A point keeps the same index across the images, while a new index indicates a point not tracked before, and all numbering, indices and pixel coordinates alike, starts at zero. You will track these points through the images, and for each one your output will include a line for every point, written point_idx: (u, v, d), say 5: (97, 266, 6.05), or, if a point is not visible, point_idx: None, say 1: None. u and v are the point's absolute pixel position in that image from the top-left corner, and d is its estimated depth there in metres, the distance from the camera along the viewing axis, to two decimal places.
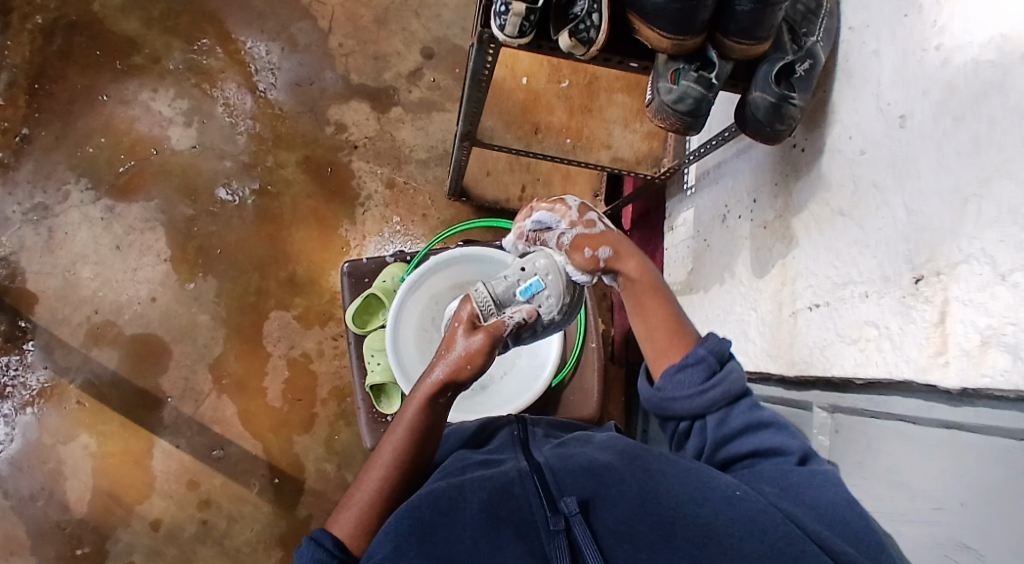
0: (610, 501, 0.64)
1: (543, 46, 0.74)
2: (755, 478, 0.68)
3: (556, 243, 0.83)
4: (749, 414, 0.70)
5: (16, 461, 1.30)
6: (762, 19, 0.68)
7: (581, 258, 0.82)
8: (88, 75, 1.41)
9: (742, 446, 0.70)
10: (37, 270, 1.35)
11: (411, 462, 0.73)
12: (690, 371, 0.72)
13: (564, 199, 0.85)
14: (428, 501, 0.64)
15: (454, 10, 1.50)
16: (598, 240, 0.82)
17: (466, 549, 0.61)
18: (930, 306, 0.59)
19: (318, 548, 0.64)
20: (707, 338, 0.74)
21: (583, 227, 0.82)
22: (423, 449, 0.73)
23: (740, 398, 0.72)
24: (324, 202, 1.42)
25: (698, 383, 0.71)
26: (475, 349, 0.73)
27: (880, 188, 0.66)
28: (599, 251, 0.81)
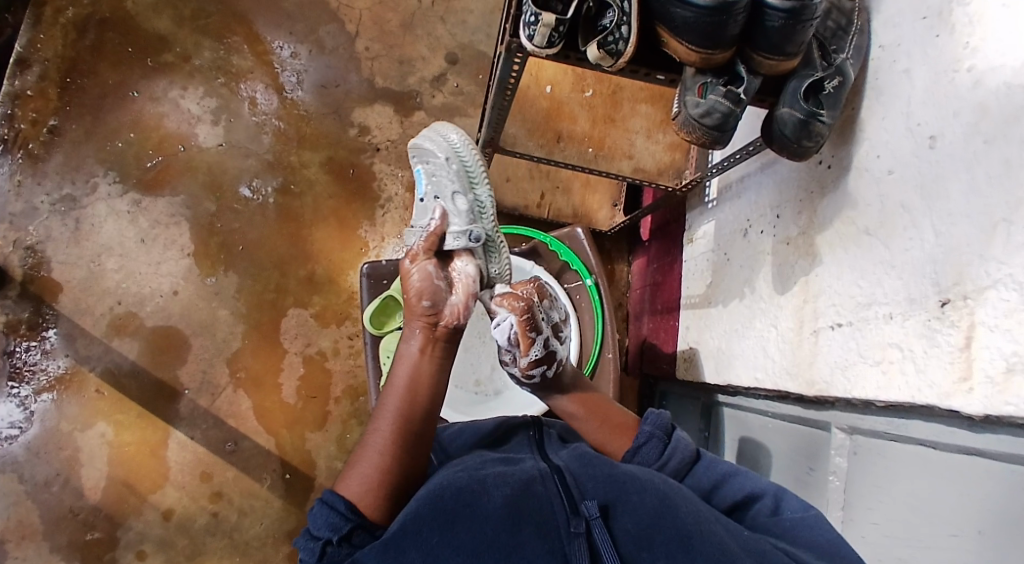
0: (631, 507, 0.65)
1: (571, 57, 0.75)
2: (739, 485, 0.71)
3: (500, 348, 0.84)
4: (710, 471, 0.73)
5: (33, 447, 1.32)
6: (793, 36, 0.68)
7: (517, 359, 0.83)
8: (120, 72, 1.44)
9: (726, 494, 0.71)
10: (62, 260, 1.38)
11: (410, 416, 0.73)
12: (645, 449, 0.75)
13: (525, 307, 0.81)
14: (451, 491, 0.64)
15: (480, 17, 1.52)
16: (534, 361, 0.82)
17: (487, 540, 0.60)
18: (955, 331, 0.59)
19: (333, 512, 0.64)
20: (646, 417, 0.79)
21: (521, 338, 0.81)
22: (425, 404, 0.75)
23: (697, 461, 0.74)
24: (345, 203, 1.44)
25: (655, 460, 0.74)
26: (419, 282, 0.78)
27: (907, 208, 0.66)
28: (531, 371, 0.83)
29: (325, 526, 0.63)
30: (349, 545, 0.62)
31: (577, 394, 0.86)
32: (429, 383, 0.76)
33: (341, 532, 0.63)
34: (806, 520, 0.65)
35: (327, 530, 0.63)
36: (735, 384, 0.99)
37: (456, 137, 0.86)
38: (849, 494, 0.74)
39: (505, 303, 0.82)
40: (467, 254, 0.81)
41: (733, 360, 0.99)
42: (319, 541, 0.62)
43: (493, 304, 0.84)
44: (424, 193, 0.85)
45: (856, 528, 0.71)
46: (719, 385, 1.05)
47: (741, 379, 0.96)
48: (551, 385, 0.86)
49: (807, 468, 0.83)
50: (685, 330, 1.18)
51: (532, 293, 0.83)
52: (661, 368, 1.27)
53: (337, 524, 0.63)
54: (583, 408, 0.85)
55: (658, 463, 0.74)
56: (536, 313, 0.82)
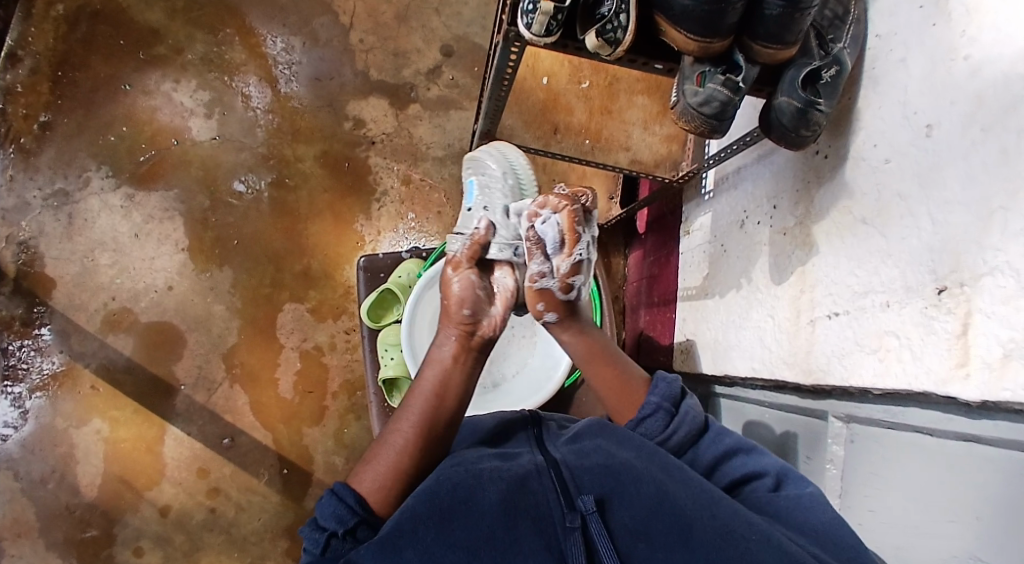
0: (627, 500, 0.64)
1: (568, 46, 0.75)
2: (741, 464, 0.71)
3: (541, 252, 0.79)
4: (716, 445, 0.73)
5: (28, 444, 1.32)
6: (791, 24, 0.68)
7: (557, 265, 0.79)
8: (112, 65, 1.43)
9: (726, 472, 0.71)
10: (56, 255, 1.37)
11: (435, 421, 0.74)
12: (650, 421, 0.75)
13: (571, 202, 0.77)
14: (446, 489, 0.65)
15: (475, 9, 1.51)
16: (576, 265, 0.78)
17: (484, 536, 0.61)
18: (952, 318, 0.59)
19: (340, 504, 0.65)
20: (656, 384, 0.79)
21: (568, 229, 0.77)
22: (450, 412, 0.75)
23: (704, 432, 0.75)
24: (340, 197, 1.43)
25: (660, 432, 0.74)
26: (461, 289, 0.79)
27: (904, 197, 0.66)
28: (570, 280, 0.79)
29: (331, 517, 0.64)
30: (353, 538, 0.63)
31: (585, 334, 0.84)
32: (458, 394, 0.76)
33: (346, 524, 0.63)
34: (804, 498, 0.65)
35: (333, 521, 0.63)
36: (732, 375, 0.99)
37: (517, 161, 0.90)
38: (846, 483, 0.74)
39: (551, 199, 0.78)
40: (507, 266, 0.81)
41: (730, 351, 0.99)
42: (325, 532, 0.63)
43: (534, 207, 0.79)
44: (473, 204, 0.87)
45: (854, 516, 0.72)
46: (716, 376, 1.05)
47: (738, 371, 0.97)
48: (576, 311, 0.82)
49: (804, 457, 0.83)
50: (682, 321, 1.18)
51: (574, 193, 0.79)
52: (659, 360, 1.28)
53: (343, 516, 0.64)
54: (593, 352, 0.83)
55: (663, 436, 0.74)
56: (580, 208, 0.78)
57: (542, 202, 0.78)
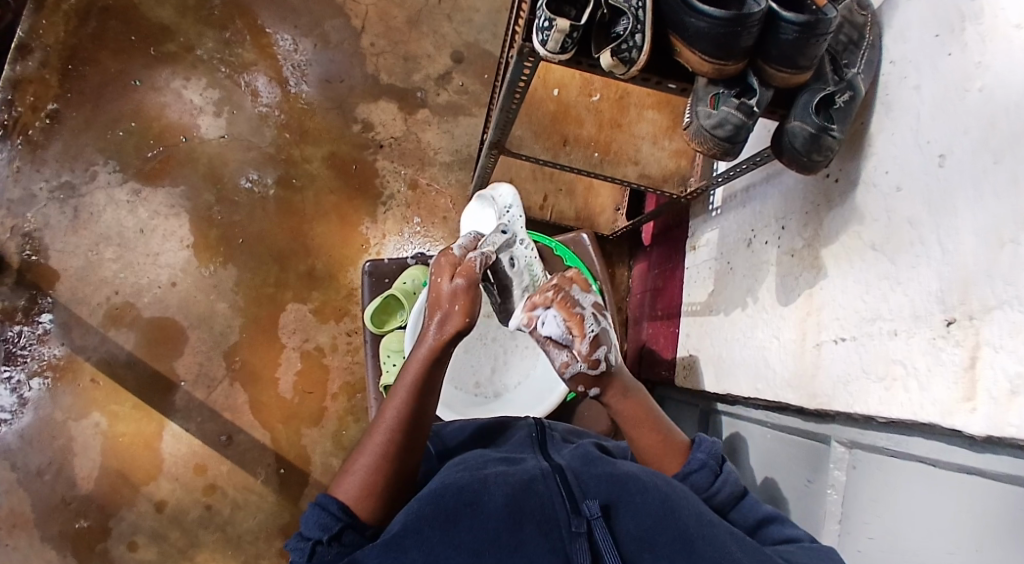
0: (632, 508, 0.65)
1: (582, 63, 0.75)
2: (776, 531, 0.69)
3: (555, 343, 0.77)
4: (756, 509, 0.71)
5: (27, 436, 1.32)
6: (805, 49, 0.69)
7: (579, 348, 0.76)
8: (122, 60, 1.43)
9: (762, 538, 0.69)
10: (60, 248, 1.37)
11: (413, 418, 0.73)
12: (696, 476, 0.73)
13: (558, 290, 0.78)
14: (452, 490, 0.65)
15: (487, 16, 1.51)
16: (593, 341, 0.76)
17: (489, 538, 0.61)
18: (960, 349, 0.60)
19: (324, 513, 0.65)
20: (699, 443, 0.77)
21: (566, 314, 0.77)
22: (423, 407, 0.74)
23: (745, 496, 0.73)
24: (346, 199, 1.43)
25: (705, 488, 0.73)
26: (459, 284, 0.77)
27: (914, 225, 0.67)
28: (594, 356, 0.76)
29: (315, 527, 0.64)
30: (338, 545, 0.63)
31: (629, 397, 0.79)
32: (434, 384, 0.75)
33: (331, 531, 0.64)
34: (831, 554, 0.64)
35: (317, 530, 0.64)
36: (734, 392, 1.00)
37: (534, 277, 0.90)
38: (847, 507, 0.74)
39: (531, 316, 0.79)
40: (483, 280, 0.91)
41: (734, 368, 1.00)
42: (309, 541, 0.63)
43: (524, 316, 0.79)
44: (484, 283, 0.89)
45: (854, 540, 0.72)
46: (718, 393, 1.06)
47: (741, 388, 0.97)
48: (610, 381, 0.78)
49: (804, 477, 0.84)
50: (685, 336, 1.19)
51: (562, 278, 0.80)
52: (659, 374, 1.28)
53: (328, 524, 0.64)
54: (642, 417, 0.78)
55: (709, 491, 0.72)
56: (568, 293, 0.78)
57: (534, 303, 0.79)
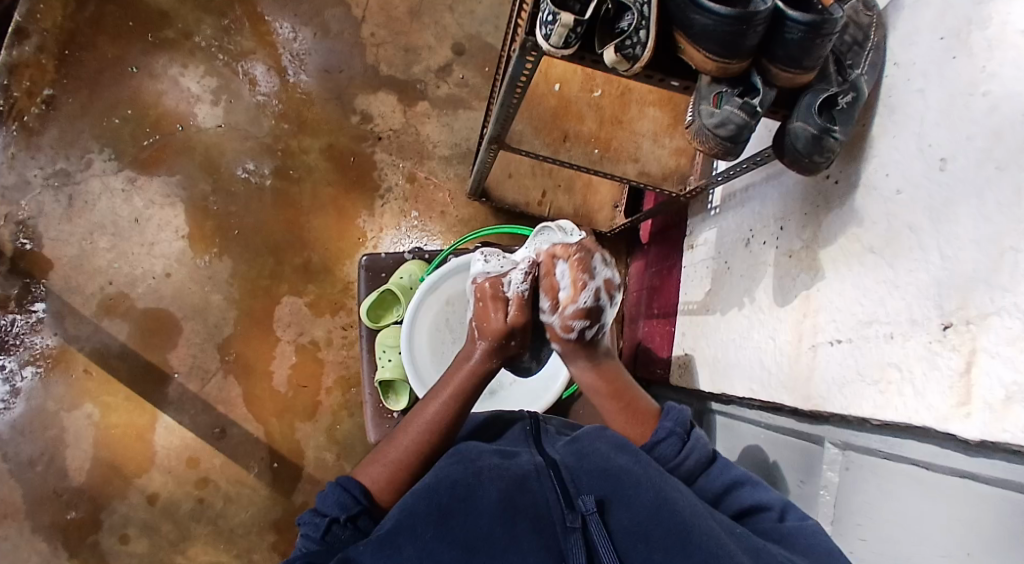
0: (627, 502, 0.63)
1: (586, 58, 0.73)
2: (748, 494, 0.69)
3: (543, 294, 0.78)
4: (726, 472, 0.71)
5: (19, 425, 1.31)
6: (811, 50, 0.67)
7: (563, 305, 0.77)
8: (119, 46, 1.41)
9: (733, 501, 0.69)
10: (54, 236, 1.36)
11: (450, 423, 0.75)
12: (663, 446, 0.73)
13: (579, 249, 0.76)
14: (445, 485, 0.64)
15: (489, 8, 1.49)
16: (580, 311, 0.76)
17: (482, 535, 0.60)
18: (956, 355, 0.59)
19: (345, 493, 0.66)
20: (667, 411, 0.77)
21: (573, 271, 0.76)
22: (462, 414, 0.76)
23: (712, 462, 0.72)
24: (343, 192, 1.42)
25: (672, 456, 0.72)
26: (512, 319, 0.78)
27: (914, 229, 0.65)
28: (571, 324, 0.77)
29: (334, 505, 0.66)
30: (354, 526, 0.64)
31: (601, 366, 0.82)
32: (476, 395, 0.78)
33: (349, 511, 0.65)
34: (805, 529, 0.63)
35: (335, 509, 0.65)
36: (729, 393, 0.99)
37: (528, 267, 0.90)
38: (839, 509, 0.73)
39: (571, 314, 0.76)
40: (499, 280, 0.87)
41: (729, 369, 0.99)
42: (325, 518, 0.64)
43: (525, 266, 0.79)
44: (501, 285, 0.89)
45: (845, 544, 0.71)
46: (713, 393, 1.04)
47: (735, 390, 0.96)
48: (588, 346, 0.80)
49: (798, 480, 0.83)
50: (681, 336, 1.18)
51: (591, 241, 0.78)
52: (655, 373, 1.28)
53: (346, 504, 0.65)
54: (606, 388, 0.81)
55: (676, 460, 0.72)
56: (589, 256, 0.76)
57: (552, 248, 0.78)
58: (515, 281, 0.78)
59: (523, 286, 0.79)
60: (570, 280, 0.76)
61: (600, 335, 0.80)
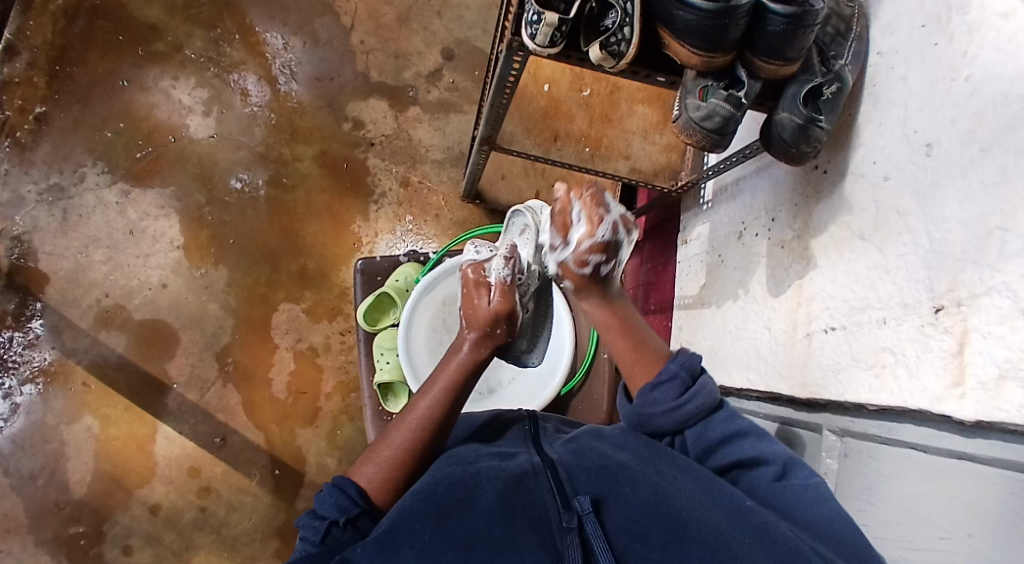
0: (622, 501, 0.63)
1: (572, 56, 0.74)
2: (749, 447, 0.68)
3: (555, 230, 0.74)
4: (727, 424, 0.70)
5: (18, 440, 1.31)
6: (793, 41, 0.69)
7: (579, 242, 0.73)
8: (110, 60, 1.42)
9: (731, 453, 0.69)
10: (50, 250, 1.36)
11: (443, 419, 0.73)
12: (665, 387, 0.72)
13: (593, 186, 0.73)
14: (443, 487, 0.65)
15: (477, 13, 1.51)
16: (598, 246, 0.72)
17: (480, 536, 0.61)
18: (948, 336, 0.60)
19: (342, 495, 0.66)
20: (674, 354, 0.74)
21: (587, 209, 0.72)
22: (455, 409, 0.74)
23: (717, 409, 0.71)
24: (338, 198, 1.43)
25: (673, 399, 0.71)
26: (497, 305, 0.75)
27: (903, 214, 0.67)
28: (587, 259, 0.74)
29: (332, 507, 0.65)
30: (353, 528, 0.64)
31: (612, 305, 0.78)
32: (466, 391, 0.76)
33: (348, 513, 0.65)
34: (805, 491, 0.64)
35: (333, 511, 0.65)
36: (727, 385, 1.00)
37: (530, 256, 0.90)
38: (839, 495, 0.74)
39: (588, 249, 0.73)
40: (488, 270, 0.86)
41: (726, 360, 1.00)
42: (325, 521, 0.64)
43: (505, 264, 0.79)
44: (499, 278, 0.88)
45: None
46: None
47: (733, 381, 0.97)
48: (601, 284, 0.77)
49: None
50: (678, 330, 1.19)
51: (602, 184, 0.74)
52: None
53: (344, 506, 0.65)
54: (616, 324, 0.78)
55: (676, 402, 0.71)
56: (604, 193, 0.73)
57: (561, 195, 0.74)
58: (497, 266, 0.77)
59: (504, 272, 0.77)
60: (585, 216, 0.72)
61: (615, 273, 0.77)
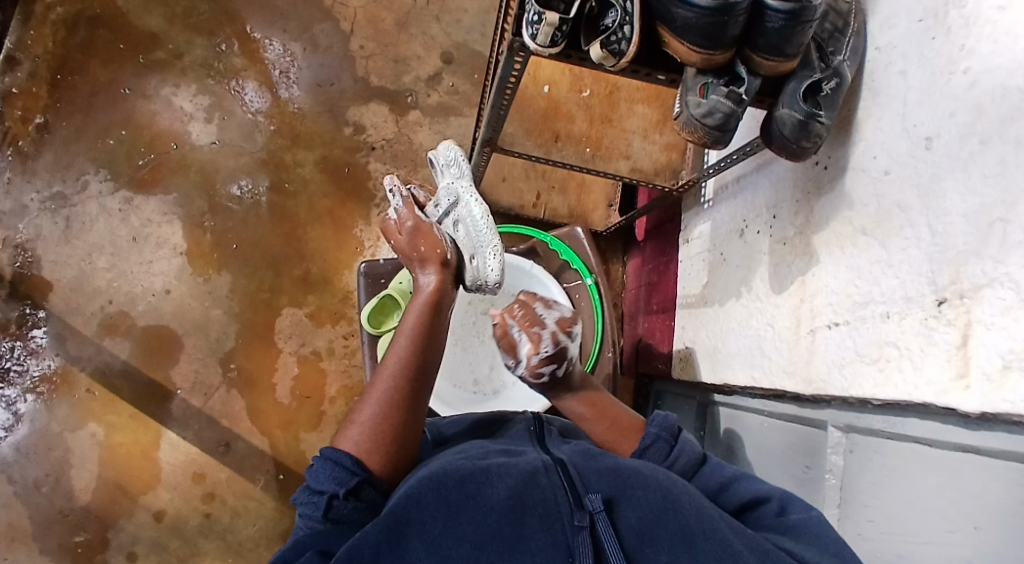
0: (634, 503, 0.63)
1: (573, 56, 0.75)
2: (746, 489, 0.70)
3: (509, 353, 0.85)
4: (720, 472, 0.73)
5: (23, 449, 1.31)
6: (792, 37, 0.69)
7: (528, 357, 0.83)
8: (112, 69, 1.42)
9: (732, 496, 0.70)
10: (53, 258, 1.36)
11: (414, 365, 0.74)
12: (652, 451, 0.76)
13: (524, 308, 0.85)
14: (455, 479, 0.64)
15: (475, 17, 1.51)
16: (547, 358, 0.82)
17: (491, 532, 0.60)
18: (952, 329, 0.60)
19: (336, 467, 0.65)
20: (651, 420, 0.80)
21: (525, 328, 0.83)
22: (425, 357, 0.75)
23: (704, 464, 0.75)
24: (339, 203, 1.43)
25: (661, 462, 0.75)
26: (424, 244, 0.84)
27: (904, 209, 0.67)
28: (541, 370, 0.83)
29: (328, 480, 0.65)
30: (356, 499, 0.64)
31: (584, 393, 0.85)
32: (435, 337, 0.77)
33: (347, 485, 0.64)
34: (811, 520, 0.64)
35: (332, 483, 0.64)
36: (731, 383, 1.00)
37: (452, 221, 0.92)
38: (846, 490, 0.74)
39: (537, 362, 0.83)
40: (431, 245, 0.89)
41: (730, 358, 1.00)
42: (324, 495, 0.63)
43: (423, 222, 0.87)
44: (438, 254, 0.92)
45: (853, 524, 0.72)
46: (715, 384, 1.06)
47: (737, 378, 0.97)
48: (562, 383, 0.85)
49: (803, 464, 0.83)
50: (681, 329, 1.19)
51: (528, 295, 0.86)
52: (658, 368, 1.28)
53: (343, 478, 0.64)
54: (591, 408, 0.83)
55: (666, 463, 0.75)
56: (534, 309, 0.84)
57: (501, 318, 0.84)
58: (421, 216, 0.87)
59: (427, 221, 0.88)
60: (526, 336, 0.83)
61: (571, 370, 0.85)
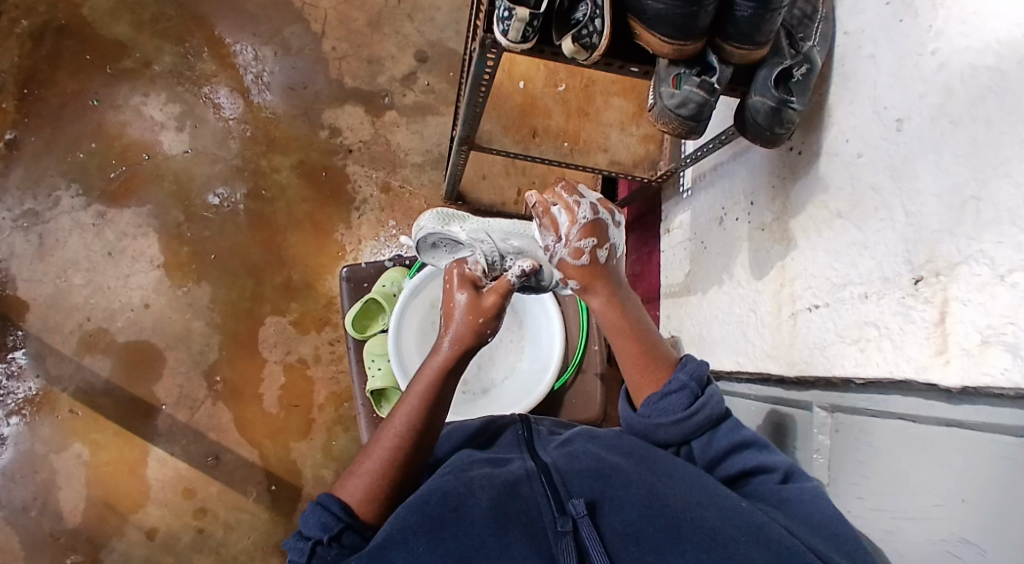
0: (617, 504, 0.63)
1: (545, 52, 0.75)
2: (750, 458, 0.69)
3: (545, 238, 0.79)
4: (733, 432, 0.70)
5: (8, 472, 1.29)
6: (761, 25, 0.69)
7: (567, 231, 0.77)
8: (79, 80, 1.40)
9: (733, 463, 0.69)
10: (29, 276, 1.34)
11: (425, 426, 0.71)
12: (674, 397, 0.71)
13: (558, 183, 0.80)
14: (436, 496, 0.64)
15: (448, 14, 1.50)
16: (585, 228, 0.77)
17: (475, 545, 0.60)
18: (930, 306, 0.60)
19: (326, 513, 0.64)
20: (685, 362, 0.74)
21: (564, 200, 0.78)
22: (436, 418, 0.72)
23: (723, 420, 0.72)
24: (319, 207, 1.42)
25: (682, 410, 0.70)
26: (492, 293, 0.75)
27: (878, 190, 0.67)
28: (582, 244, 0.77)
29: (315, 526, 0.64)
30: (339, 545, 0.63)
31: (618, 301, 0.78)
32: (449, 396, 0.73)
33: (331, 531, 0.63)
34: (805, 495, 0.63)
35: (317, 529, 0.63)
36: (717, 370, 1.00)
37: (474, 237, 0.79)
38: (833, 471, 0.74)
39: (578, 233, 0.77)
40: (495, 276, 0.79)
41: (715, 345, 1.00)
42: (309, 541, 0.63)
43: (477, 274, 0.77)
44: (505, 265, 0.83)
45: (842, 503, 0.72)
46: None
47: (723, 365, 0.98)
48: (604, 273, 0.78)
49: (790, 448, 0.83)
50: (666, 319, 1.19)
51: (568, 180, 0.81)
52: None
53: (328, 524, 0.64)
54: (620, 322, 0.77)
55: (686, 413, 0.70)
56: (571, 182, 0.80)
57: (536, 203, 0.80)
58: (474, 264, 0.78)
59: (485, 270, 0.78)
60: (563, 207, 0.78)
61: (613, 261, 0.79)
